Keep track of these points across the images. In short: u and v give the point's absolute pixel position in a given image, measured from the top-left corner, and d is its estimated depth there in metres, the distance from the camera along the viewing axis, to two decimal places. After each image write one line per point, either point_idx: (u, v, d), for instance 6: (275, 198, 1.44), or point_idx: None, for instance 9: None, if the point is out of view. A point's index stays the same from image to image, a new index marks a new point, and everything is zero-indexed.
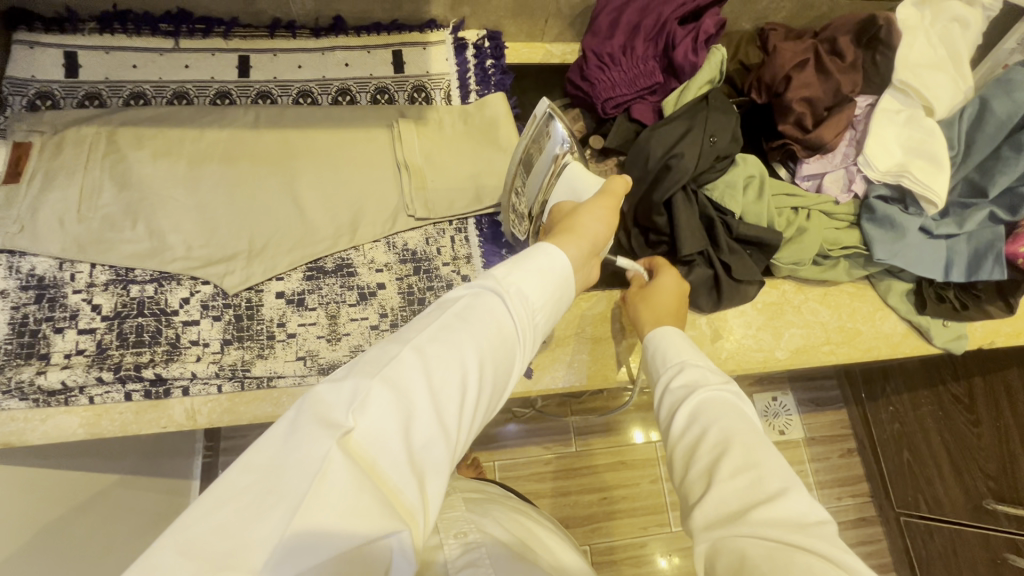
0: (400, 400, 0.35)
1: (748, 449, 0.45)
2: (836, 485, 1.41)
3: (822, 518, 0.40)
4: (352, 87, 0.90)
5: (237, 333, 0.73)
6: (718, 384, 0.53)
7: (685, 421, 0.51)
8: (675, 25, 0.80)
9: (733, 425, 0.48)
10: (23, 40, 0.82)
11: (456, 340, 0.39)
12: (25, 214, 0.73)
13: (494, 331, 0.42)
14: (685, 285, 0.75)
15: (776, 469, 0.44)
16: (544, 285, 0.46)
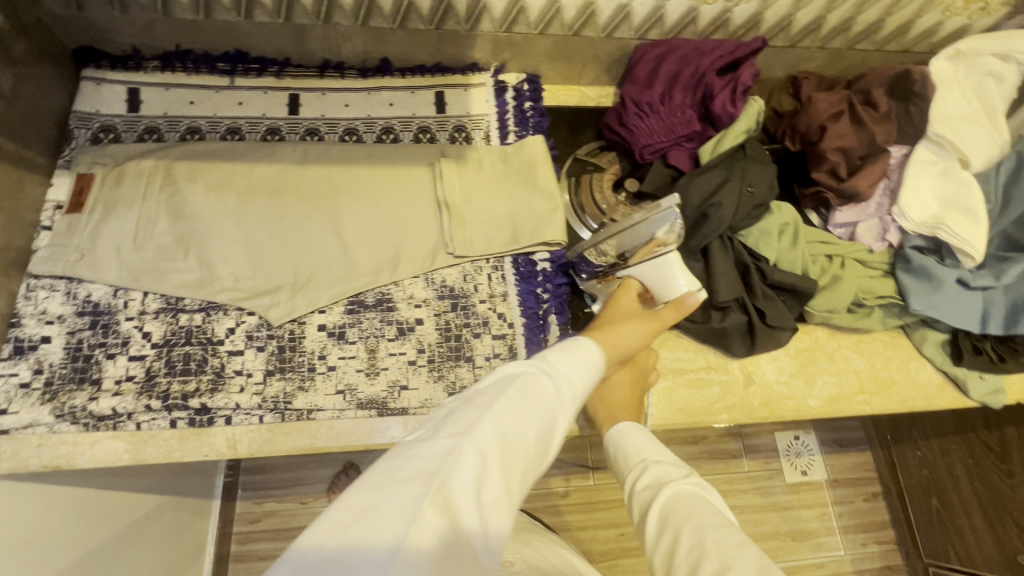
0: (480, 457, 0.39)
1: (722, 550, 0.47)
2: (861, 530, 1.37)
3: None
4: (396, 126, 0.93)
5: (279, 365, 0.75)
6: (680, 479, 0.58)
7: (658, 523, 0.54)
8: (713, 76, 0.82)
9: (702, 523, 0.51)
10: (91, 77, 0.86)
11: (521, 406, 0.44)
12: (85, 243, 0.76)
13: (552, 403, 0.46)
14: (639, 370, 0.78)
15: (752, 563, 0.45)
16: (587, 368, 0.51)
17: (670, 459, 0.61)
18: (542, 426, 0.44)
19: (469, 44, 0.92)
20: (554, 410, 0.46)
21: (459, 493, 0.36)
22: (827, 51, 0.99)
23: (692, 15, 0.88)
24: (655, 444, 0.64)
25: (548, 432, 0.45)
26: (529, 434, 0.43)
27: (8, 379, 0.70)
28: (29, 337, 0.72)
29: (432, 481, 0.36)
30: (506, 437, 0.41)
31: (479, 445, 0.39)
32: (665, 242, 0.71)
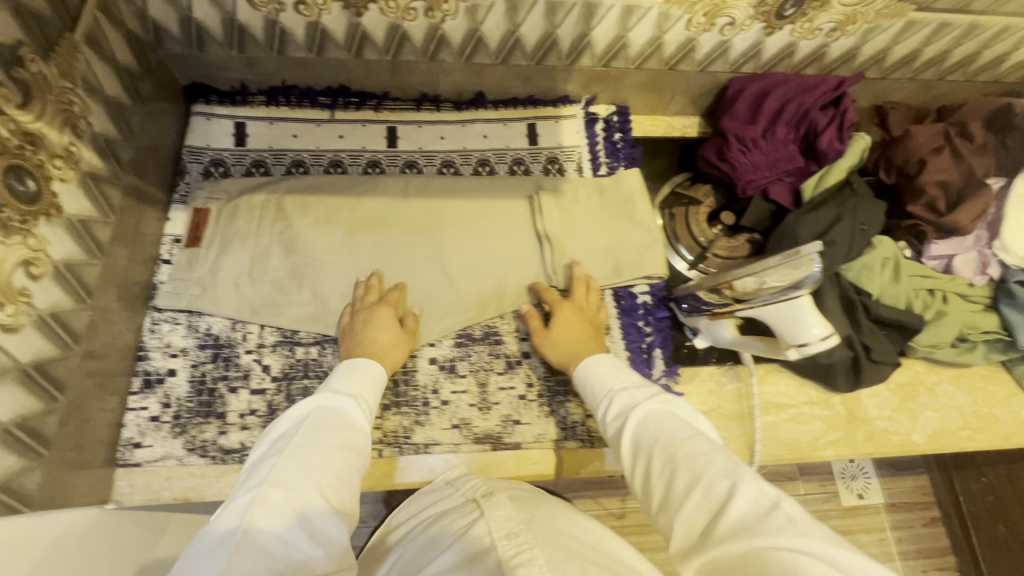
0: (286, 478, 0.49)
1: (691, 462, 0.51)
2: (921, 557, 1.35)
3: (773, 499, 0.45)
4: (491, 158, 0.94)
5: (395, 399, 0.76)
6: (646, 404, 0.60)
7: (633, 447, 0.57)
8: (818, 112, 0.83)
9: (670, 440, 0.54)
10: (201, 112, 0.88)
11: (320, 431, 0.55)
12: (206, 278, 0.78)
13: (347, 419, 0.58)
14: (577, 308, 0.80)
15: (719, 469, 0.49)
16: (365, 383, 0.66)
17: (635, 387, 0.64)
18: (346, 435, 0.56)
19: (566, 77, 0.93)
20: (351, 426, 0.58)
21: (273, 511, 0.46)
22: (918, 82, 0.99)
23: (791, 49, 0.89)
24: (620, 373, 0.68)
25: (354, 440, 0.57)
26: (335, 446, 0.54)
27: (139, 413, 0.72)
28: (156, 370, 0.74)
29: (241, 514, 0.45)
30: (311, 456, 0.51)
31: (285, 471, 0.49)
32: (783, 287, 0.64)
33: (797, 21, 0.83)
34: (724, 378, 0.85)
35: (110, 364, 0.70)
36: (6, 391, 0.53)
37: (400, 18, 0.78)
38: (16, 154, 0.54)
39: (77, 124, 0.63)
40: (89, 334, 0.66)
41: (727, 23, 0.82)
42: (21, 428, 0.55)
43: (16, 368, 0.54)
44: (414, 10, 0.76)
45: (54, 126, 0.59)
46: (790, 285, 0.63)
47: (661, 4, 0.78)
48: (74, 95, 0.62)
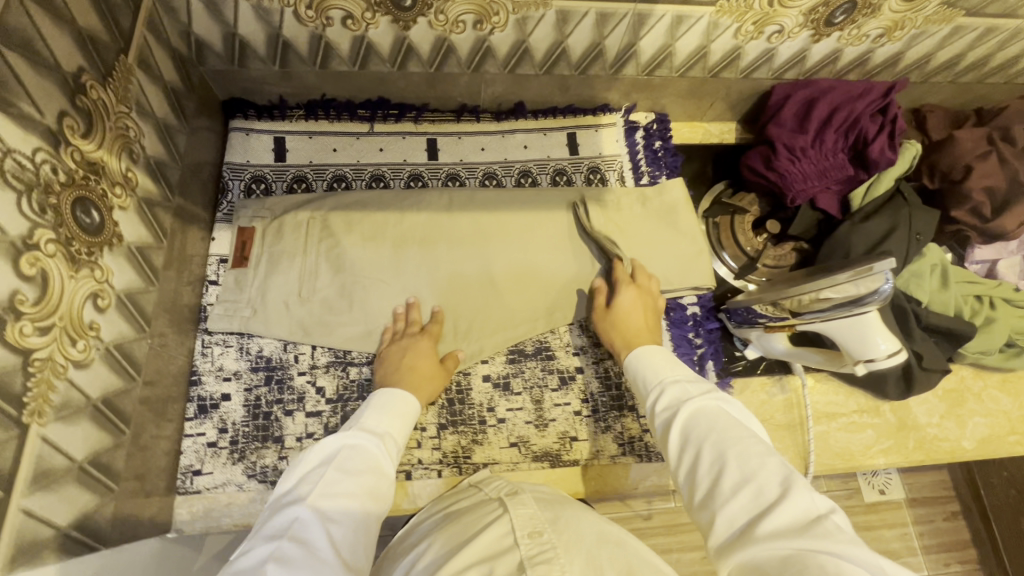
0: (304, 533, 0.47)
1: (743, 460, 0.49)
2: (943, 551, 1.36)
3: (826, 511, 0.43)
4: (533, 169, 0.93)
5: (451, 419, 0.76)
6: (698, 398, 0.57)
7: (679, 440, 0.55)
8: (867, 120, 0.82)
9: (724, 437, 0.51)
10: (240, 127, 0.86)
11: (343, 478, 0.53)
12: (255, 299, 0.77)
13: (371, 464, 0.57)
14: (642, 297, 0.78)
15: (773, 472, 0.47)
16: (398, 424, 0.64)
17: (688, 380, 0.61)
18: (370, 483, 0.54)
19: (608, 86, 0.92)
20: (376, 475, 0.56)
21: (289, 564, 0.43)
22: (957, 85, 0.98)
23: (836, 55, 0.88)
24: (674, 365, 0.65)
25: (376, 488, 0.55)
26: (355, 496, 0.52)
27: (196, 438, 0.71)
28: (210, 395, 0.73)
29: (257, 568, 0.43)
30: (331, 508, 0.50)
31: (304, 524, 0.48)
32: (850, 302, 0.64)
33: (845, 27, 0.82)
34: (775, 388, 0.85)
35: (166, 390, 0.69)
36: (80, 428, 0.52)
37: (448, 31, 0.76)
38: (83, 185, 0.53)
39: (132, 150, 0.61)
40: (146, 362, 0.65)
41: (776, 31, 0.81)
42: (94, 465, 0.54)
43: (88, 404, 0.53)
44: (463, 23, 0.75)
45: (113, 153, 0.58)
46: (858, 300, 0.63)
47: (712, 13, 0.77)
48: (129, 120, 0.61)
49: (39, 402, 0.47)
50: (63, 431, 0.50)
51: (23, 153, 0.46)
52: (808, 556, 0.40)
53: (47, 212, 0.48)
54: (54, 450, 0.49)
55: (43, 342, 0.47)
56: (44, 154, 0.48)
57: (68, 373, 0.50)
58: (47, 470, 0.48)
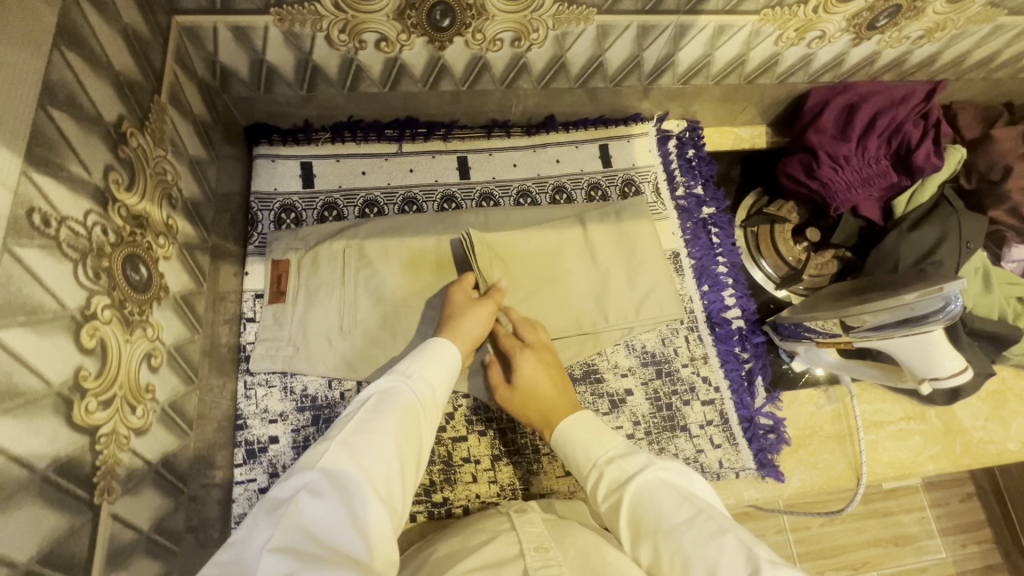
0: (338, 465, 0.47)
1: (701, 552, 0.47)
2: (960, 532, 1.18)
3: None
4: (567, 184, 0.90)
5: (504, 450, 0.75)
6: (640, 476, 0.56)
7: (632, 535, 0.53)
8: (912, 125, 0.81)
9: (674, 526, 0.50)
10: (265, 154, 0.83)
11: (375, 417, 0.52)
12: (296, 336, 0.75)
13: (407, 405, 0.55)
14: (543, 356, 0.72)
15: (730, 555, 0.45)
16: (438, 363, 0.61)
17: (621, 453, 0.60)
18: (403, 422, 0.53)
19: (641, 96, 0.89)
20: (410, 412, 0.54)
21: (322, 495, 0.44)
22: (990, 81, 0.97)
23: (874, 58, 0.86)
24: (602, 434, 0.63)
25: (412, 430, 0.54)
26: (391, 434, 0.51)
27: (247, 485, 0.69)
28: (258, 438, 0.71)
29: (289, 499, 0.44)
30: (366, 444, 0.49)
31: (339, 458, 0.47)
32: (915, 322, 0.63)
33: (887, 30, 0.79)
34: (823, 400, 0.85)
35: (214, 438, 0.67)
36: (143, 497, 0.50)
37: (484, 49, 0.73)
38: (131, 241, 0.50)
39: (170, 194, 0.58)
40: (194, 415, 0.63)
41: (817, 37, 0.79)
42: (159, 533, 0.53)
43: (149, 470, 0.51)
44: (500, 41, 0.72)
45: (154, 202, 0.55)
46: (923, 319, 0.63)
47: (755, 22, 0.74)
48: (166, 162, 0.58)
49: (108, 481, 0.44)
50: (129, 504, 0.48)
51: (76, 218, 0.43)
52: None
53: (101, 276, 0.45)
54: (123, 526, 0.47)
55: (106, 416, 0.44)
56: (95, 216, 0.45)
57: (130, 443, 0.48)
58: (118, 548, 0.46)
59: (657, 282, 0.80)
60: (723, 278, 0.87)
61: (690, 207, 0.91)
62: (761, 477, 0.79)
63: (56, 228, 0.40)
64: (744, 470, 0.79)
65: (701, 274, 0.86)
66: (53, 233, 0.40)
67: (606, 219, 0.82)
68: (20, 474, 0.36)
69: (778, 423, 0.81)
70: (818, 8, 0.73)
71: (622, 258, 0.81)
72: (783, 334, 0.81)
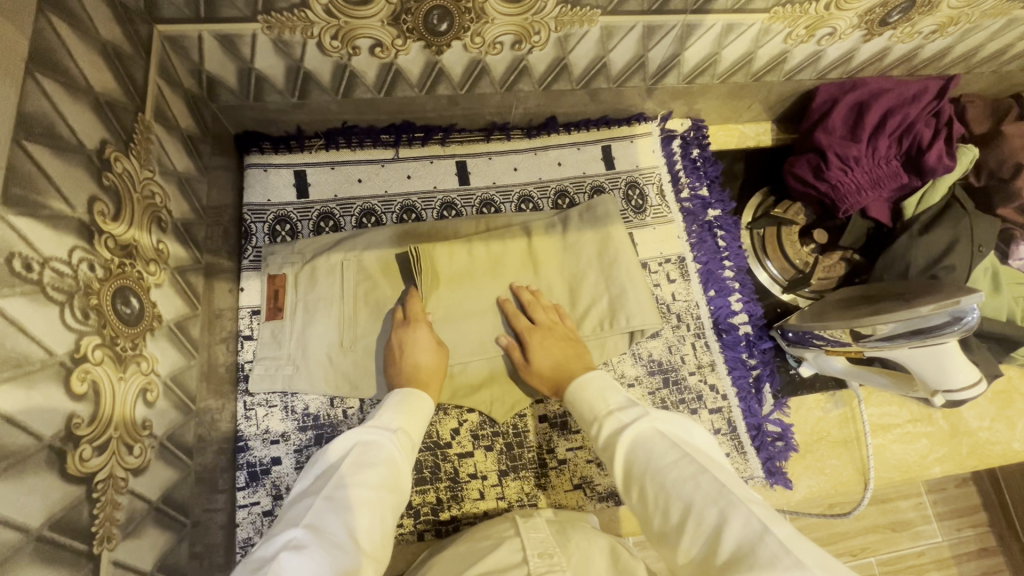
0: (322, 521, 0.46)
1: (679, 492, 0.47)
2: (957, 516, 1.13)
3: (767, 525, 0.41)
4: (570, 188, 0.88)
5: (512, 465, 0.74)
6: (635, 422, 0.55)
7: (624, 478, 0.53)
8: (923, 125, 0.79)
9: (658, 467, 0.49)
10: (256, 163, 0.80)
11: (358, 470, 0.51)
12: (296, 354, 0.73)
13: (388, 457, 0.54)
14: (551, 333, 0.71)
15: (706, 495, 0.45)
16: (417, 417, 0.62)
17: (621, 405, 0.59)
18: (386, 475, 0.52)
19: (645, 96, 0.86)
20: (391, 465, 0.54)
21: (306, 551, 0.43)
22: (1000, 74, 0.94)
23: (885, 53, 0.83)
24: (609, 390, 0.61)
25: (394, 483, 0.53)
26: (374, 487, 0.51)
27: (251, 508, 0.69)
28: (260, 460, 0.70)
29: (271, 561, 0.42)
30: (349, 499, 0.48)
31: (321, 515, 0.46)
32: (927, 333, 0.62)
33: (899, 26, 0.76)
34: (830, 404, 0.84)
35: (216, 462, 0.65)
36: (144, 537, 0.49)
37: (483, 53, 0.70)
38: (121, 273, 0.47)
39: (160, 217, 0.56)
40: (194, 441, 0.61)
41: (827, 34, 0.76)
42: (163, 570, 0.52)
43: (150, 508, 0.50)
44: (501, 44, 0.69)
45: (144, 228, 0.52)
46: (935, 331, 0.62)
47: (765, 20, 0.72)
48: (154, 184, 0.55)
49: (107, 527, 0.43)
50: (130, 548, 0.46)
51: (60, 257, 0.40)
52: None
53: (90, 315, 0.43)
54: (125, 570, 0.45)
55: (102, 462, 0.42)
56: (81, 252, 0.43)
57: (128, 484, 0.46)
58: None
59: (614, 294, 0.77)
60: (729, 283, 0.85)
61: (695, 210, 0.89)
62: (770, 485, 0.79)
63: (39, 272, 0.38)
64: (752, 478, 0.79)
65: (706, 279, 0.85)
66: (36, 278, 0.38)
67: (551, 231, 0.78)
68: (14, 538, 0.34)
69: (786, 431, 0.81)
70: (831, 5, 0.70)
71: (565, 271, 0.78)
72: (793, 343, 0.79)
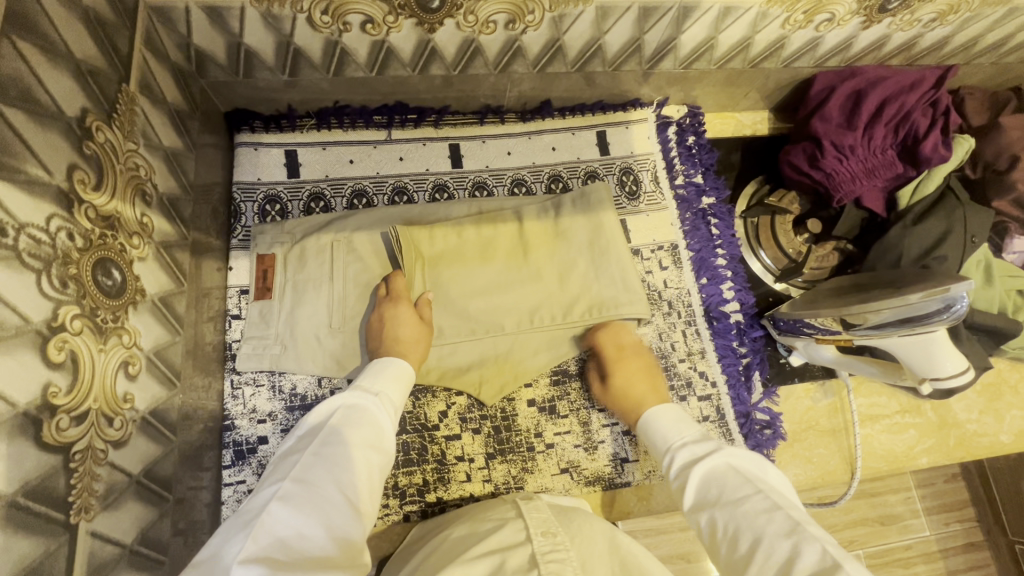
0: (309, 476, 0.47)
1: (752, 523, 0.49)
2: (944, 511, 1.13)
3: (840, 559, 0.43)
4: (563, 173, 0.87)
5: (499, 448, 0.74)
6: (708, 454, 0.57)
7: (695, 506, 0.54)
8: (920, 114, 0.78)
9: (732, 499, 0.52)
10: (247, 142, 0.79)
11: (345, 429, 0.52)
12: (284, 333, 0.72)
13: (372, 419, 0.55)
14: (632, 357, 0.73)
15: (778, 528, 0.47)
16: (400, 381, 0.62)
17: (694, 437, 0.61)
18: (372, 436, 0.53)
19: (641, 81, 0.85)
20: (376, 426, 0.55)
21: (293, 505, 0.44)
22: (1000, 65, 0.93)
23: (883, 41, 0.82)
24: (680, 423, 0.63)
25: (381, 441, 0.54)
26: (360, 446, 0.51)
27: (236, 487, 0.68)
28: (246, 439, 0.70)
29: (261, 511, 0.44)
30: (336, 455, 0.49)
31: (308, 468, 0.48)
32: (917, 321, 0.62)
33: (898, 13, 0.75)
34: (819, 394, 0.84)
35: (201, 440, 0.65)
36: (124, 510, 0.48)
37: (477, 32, 0.69)
38: (102, 244, 0.47)
39: (145, 191, 0.55)
40: (179, 418, 0.61)
41: (825, 20, 0.75)
42: (144, 544, 0.51)
43: (131, 481, 0.50)
44: (494, 23, 0.68)
45: (127, 200, 0.52)
46: (924, 319, 0.62)
47: (762, 5, 0.71)
48: (138, 157, 0.55)
49: (85, 498, 0.43)
50: (110, 519, 0.46)
51: (38, 224, 0.40)
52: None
53: (69, 285, 0.42)
54: (103, 542, 0.45)
55: (80, 432, 0.42)
56: (59, 220, 0.42)
57: (108, 456, 0.46)
58: (100, 565, 0.44)
59: (605, 280, 0.76)
60: (722, 270, 0.85)
61: (690, 197, 0.88)
62: None
63: (14, 238, 0.38)
64: None
65: (699, 267, 0.85)
66: (11, 243, 0.37)
67: (544, 216, 0.78)
68: None
69: (774, 419, 0.81)
70: None
71: (560, 257, 0.77)
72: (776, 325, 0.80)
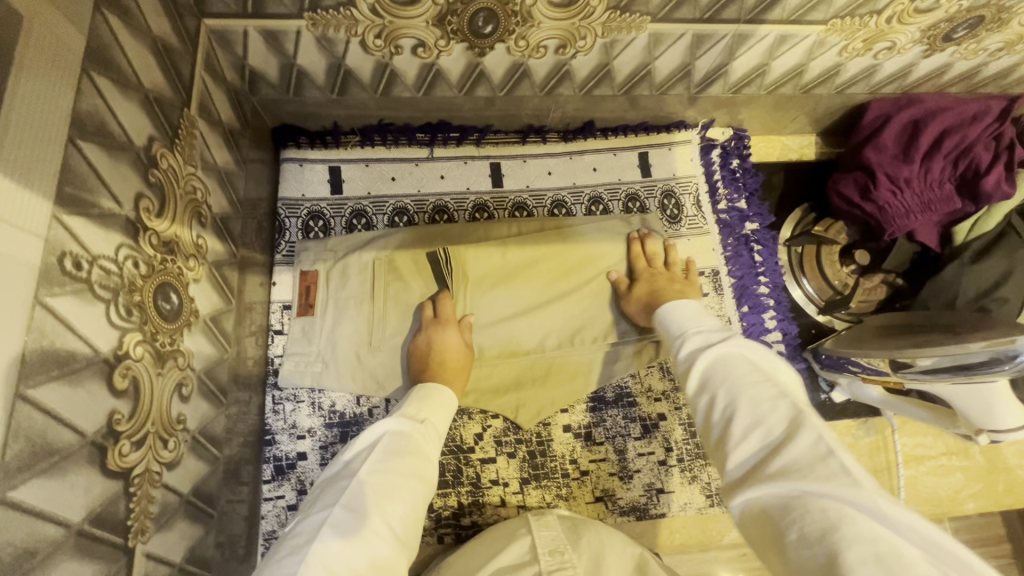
0: (357, 505, 0.47)
1: (753, 405, 0.44)
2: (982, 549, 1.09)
3: (837, 451, 0.38)
4: (604, 195, 0.86)
5: (533, 473, 0.74)
6: (720, 342, 0.52)
7: (697, 386, 0.49)
8: (982, 147, 0.75)
9: (736, 382, 0.46)
10: (292, 158, 0.80)
11: (389, 458, 0.52)
12: (325, 351, 0.73)
13: (415, 446, 0.54)
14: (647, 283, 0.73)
15: (780, 416, 0.42)
16: (443, 409, 0.61)
17: (713, 329, 0.56)
18: (416, 465, 0.52)
19: (687, 104, 0.83)
20: (419, 454, 0.54)
21: (341, 534, 0.44)
22: None
23: (944, 69, 0.79)
24: (697, 320, 0.59)
25: (424, 468, 0.53)
26: (404, 475, 0.51)
27: (276, 501, 0.69)
28: (286, 455, 0.71)
29: (311, 539, 0.44)
30: (381, 483, 0.49)
31: (356, 497, 0.48)
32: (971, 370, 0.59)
33: (964, 42, 0.72)
34: (861, 431, 0.82)
35: (241, 454, 0.66)
36: (175, 529, 0.50)
37: (527, 56, 0.69)
38: (163, 270, 0.48)
39: (201, 212, 0.56)
40: (223, 433, 0.62)
41: (885, 48, 0.73)
42: (190, 561, 0.53)
43: (181, 501, 0.51)
44: (545, 48, 0.67)
45: (185, 223, 0.53)
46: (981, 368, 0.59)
47: (821, 32, 0.68)
48: (196, 180, 0.56)
49: (141, 521, 0.44)
50: (162, 540, 0.47)
51: (107, 256, 0.41)
52: (809, 505, 0.36)
53: (133, 312, 0.43)
54: (156, 562, 0.46)
55: (139, 456, 0.43)
56: (126, 249, 0.43)
57: (162, 478, 0.47)
58: None
59: None
60: (764, 299, 0.83)
61: (732, 222, 0.86)
62: None
63: (88, 270, 0.39)
64: None
65: (741, 295, 0.83)
66: (85, 276, 0.38)
67: (586, 239, 0.78)
68: (57, 533, 0.35)
69: None
70: (892, 18, 0.67)
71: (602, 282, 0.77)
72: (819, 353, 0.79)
